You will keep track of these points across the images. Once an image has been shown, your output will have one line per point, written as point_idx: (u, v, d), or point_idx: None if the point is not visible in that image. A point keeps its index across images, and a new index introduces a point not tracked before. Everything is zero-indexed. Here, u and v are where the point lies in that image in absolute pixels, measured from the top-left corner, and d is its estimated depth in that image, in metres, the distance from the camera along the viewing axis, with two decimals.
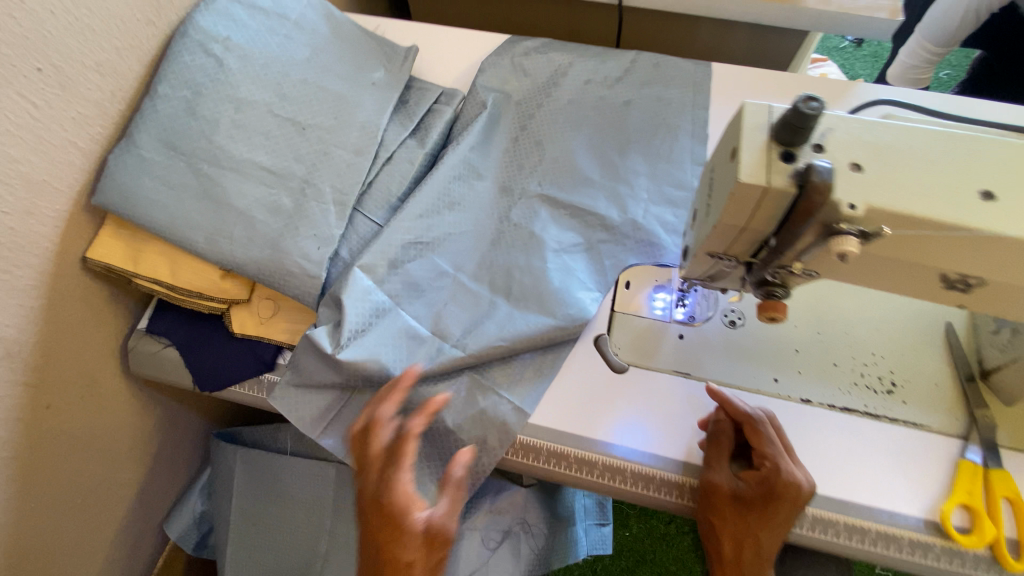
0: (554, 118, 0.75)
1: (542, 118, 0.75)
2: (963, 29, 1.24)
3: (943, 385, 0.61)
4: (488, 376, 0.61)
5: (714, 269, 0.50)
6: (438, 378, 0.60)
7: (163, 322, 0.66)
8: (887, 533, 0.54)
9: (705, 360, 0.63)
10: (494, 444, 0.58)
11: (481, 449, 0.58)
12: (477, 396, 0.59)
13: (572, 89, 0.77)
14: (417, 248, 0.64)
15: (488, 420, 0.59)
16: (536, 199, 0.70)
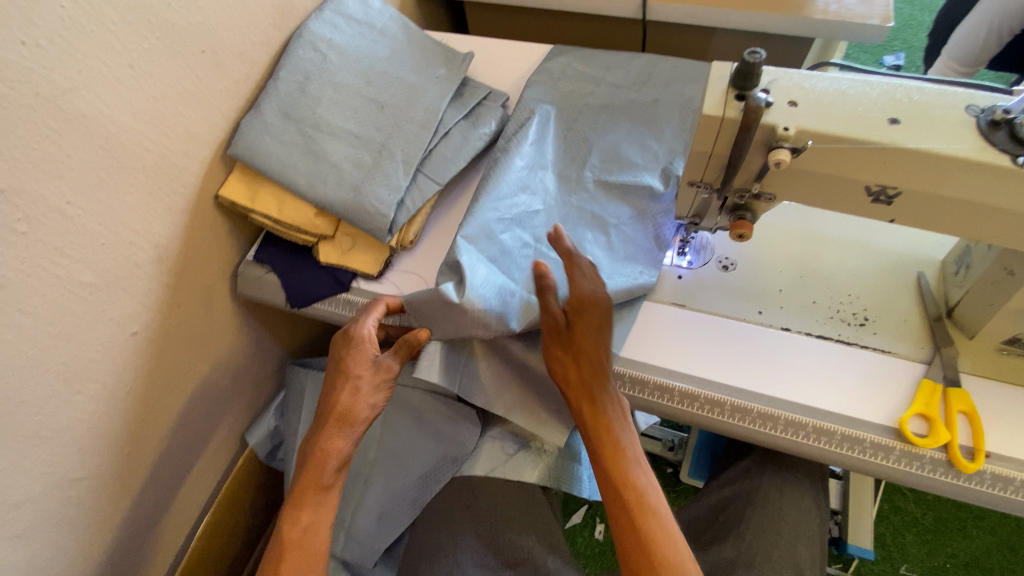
0: (593, 117, 0.80)
1: (586, 117, 0.80)
2: (987, 50, 1.30)
3: (912, 320, 0.69)
4: None
5: (697, 201, 0.63)
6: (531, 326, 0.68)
7: (267, 253, 0.85)
8: (850, 435, 0.62)
9: (701, 295, 0.74)
10: None
11: None
12: None
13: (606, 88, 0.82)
14: (506, 223, 0.71)
15: None
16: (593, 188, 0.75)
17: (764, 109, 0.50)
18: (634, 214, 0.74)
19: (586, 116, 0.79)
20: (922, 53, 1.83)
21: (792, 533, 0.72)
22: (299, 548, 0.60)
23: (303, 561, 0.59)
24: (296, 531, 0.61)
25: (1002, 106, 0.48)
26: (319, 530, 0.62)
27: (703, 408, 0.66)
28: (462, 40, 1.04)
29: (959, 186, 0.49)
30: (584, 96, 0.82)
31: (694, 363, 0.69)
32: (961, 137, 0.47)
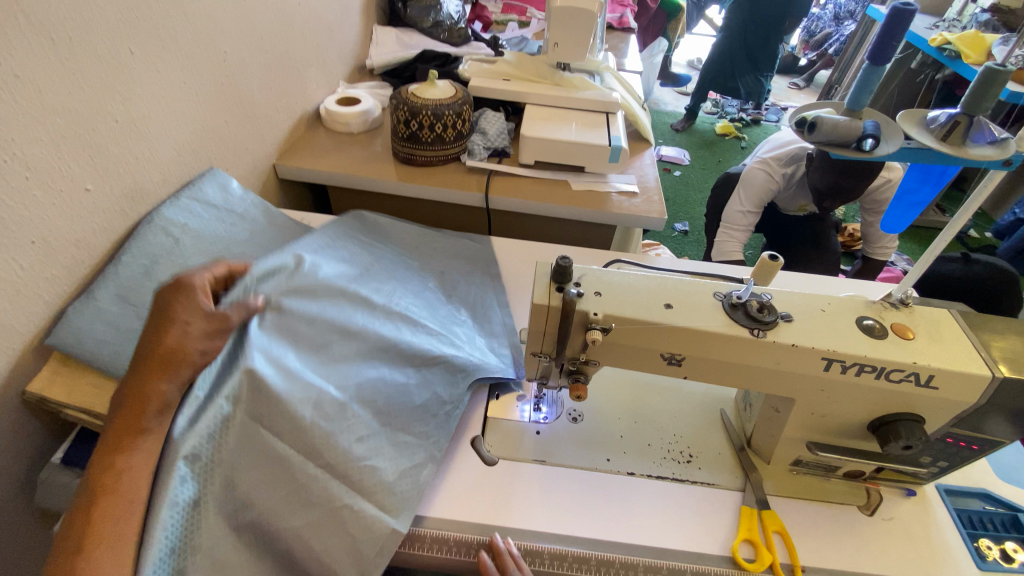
0: (451, 305, 0.96)
1: (443, 304, 0.96)
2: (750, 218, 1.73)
3: (725, 453, 0.83)
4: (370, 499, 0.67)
5: (543, 368, 0.73)
6: (313, 511, 0.64)
7: (80, 453, 0.73)
8: (699, 572, 0.69)
9: (558, 449, 0.81)
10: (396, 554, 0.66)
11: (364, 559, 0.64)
12: (342, 512, 0.65)
13: (455, 283, 1.01)
14: (301, 389, 0.68)
15: (364, 533, 0.65)
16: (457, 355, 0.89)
17: (576, 300, 0.63)
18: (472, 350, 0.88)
19: (443, 302, 0.96)
20: (700, 222, 2.40)
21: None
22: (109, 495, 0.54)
23: (120, 509, 0.55)
24: (102, 478, 0.55)
25: (736, 292, 0.67)
26: (136, 478, 0.56)
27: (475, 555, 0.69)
28: (326, 219, 1.13)
29: (723, 352, 0.64)
30: (437, 286, 0.99)
31: (474, 508, 0.73)
32: (715, 318, 0.64)
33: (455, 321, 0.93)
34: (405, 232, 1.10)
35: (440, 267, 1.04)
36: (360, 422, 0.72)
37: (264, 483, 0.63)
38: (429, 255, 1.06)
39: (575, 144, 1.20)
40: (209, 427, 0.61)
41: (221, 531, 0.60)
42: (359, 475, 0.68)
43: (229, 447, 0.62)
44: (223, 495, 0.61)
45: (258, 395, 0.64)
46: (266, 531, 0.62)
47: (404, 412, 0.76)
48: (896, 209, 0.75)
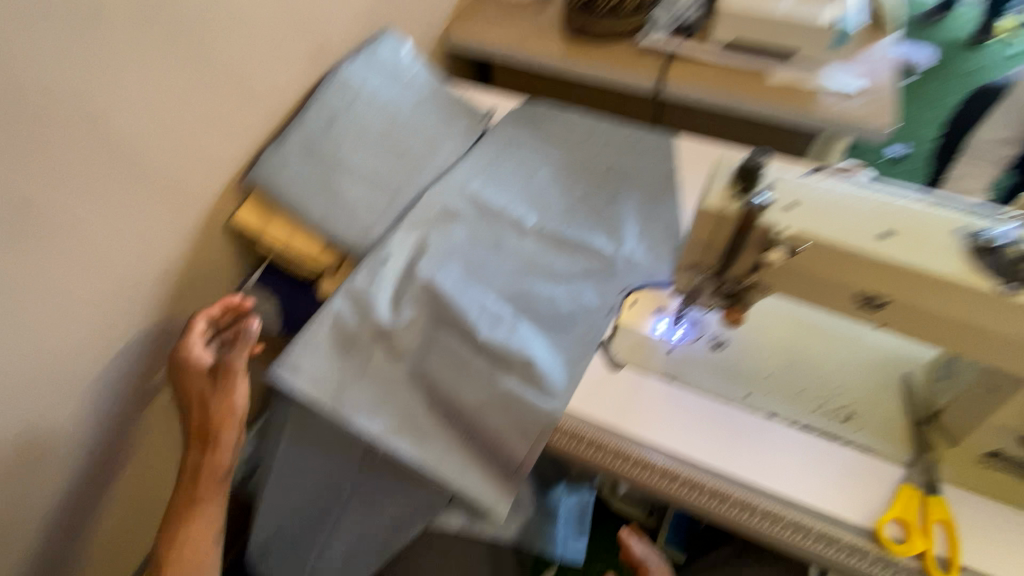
0: (600, 204, 0.91)
1: (592, 203, 0.92)
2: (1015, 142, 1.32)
3: (894, 421, 0.70)
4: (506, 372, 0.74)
5: (694, 285, 0.65)
6: (461, 375, 0.75)
7: (270, 277, 0.86)
8: (827, 533, 0.63)
9: (692, 372, 0.75)
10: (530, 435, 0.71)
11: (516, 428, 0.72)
12: (494, 383, 0.74)
13: (609, 179, 0.94)
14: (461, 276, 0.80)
15: (507, 404, 0.73)
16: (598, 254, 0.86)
17: (760, 210, 0.53)
18: (620, 256, 0.85)
19: (592, 200, 0.92)
20: (925, 150, 1.90)
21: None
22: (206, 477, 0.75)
23: (209, 510, 0.77)
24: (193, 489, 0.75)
25: (988, 233, 0.51)
26: (208, 520, 0.76)
27: (588, 449, 0.71)
28: (486, 95, 1.10)
29: (944, 304, 0.51)
30: (589, 181, 0.94)
31: (590, 400, 0.73)
32: (947, 261, 0.49)
33: (600, 221, 0.89)
34: (569, 120, 1.03)
35: (597, 160, 0.97)
36: (489, 304, 0.79)
37: (419, 341, 0.77)
38: (586, 145, 0.99)
39: (785, 24, 0.97)
40: (364, 290, 0.77)
41: (386, 372, 0.75)
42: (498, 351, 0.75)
43: (377, 313, 0.76)
44: (390, 345, 0.76)
45: (406, 281, 0.79)
46: (429, 383, 0.75)
47: (541, 306, 0.80)
48: None
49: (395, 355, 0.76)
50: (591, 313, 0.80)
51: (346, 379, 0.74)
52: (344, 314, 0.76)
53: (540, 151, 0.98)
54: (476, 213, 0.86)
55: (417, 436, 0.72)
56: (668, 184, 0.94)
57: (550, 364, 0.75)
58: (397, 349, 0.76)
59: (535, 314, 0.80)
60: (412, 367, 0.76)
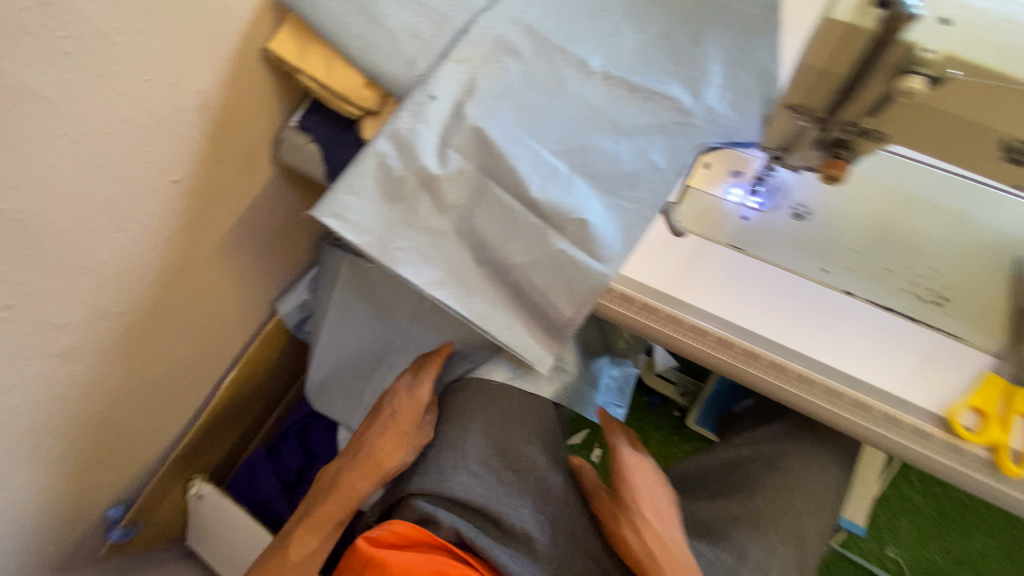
0: (679, 45, 0.77)
1: (670, 42, 0.77)
2: None
3: (996, 309, 0.62)
4: (559, 233, 0.69)
5: (789, 133, 0.55)
6: (511, 235, 0.70)
7: (310, 121, 0.81)
8: (891, 415, 0.58)
9: (763, 243, 0.68)
10: (582, 297, 0.68)
11: (568, 290, 0.69)
12: (545, 243, 0.69)
13: (693, 14, 0.78)
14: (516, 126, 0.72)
15: (560, 265, 0.69)
16: (670, 105, 0.74)
17: (918, 23, 0.41)
18: (696, 113, 0.74)
19: (671, 39, 0.77)
20: None
21: (808, 504, 0.64)
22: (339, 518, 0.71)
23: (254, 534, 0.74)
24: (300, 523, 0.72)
25: None
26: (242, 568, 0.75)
27: (639, 313, 0.68)
28: None
29: None
30: (670, 15, 0.79)
31: (648, 266, 0.68)
32: None
33: (677, 68, 0.76)
34: None
35: None
36: (544, 159, 0.71)
37: (467, 192, 0.71)
38: None
39: None
40: (411, 135, 0.69)
41: (432, 225, 0.71)
42: (553, 208, 0.69)
43: (423, 158, 0.69)
44: (438, 196, 0.70)
45: (453, 126, 0.71)
46: (477, 240, 0.71)
47: (603, 165, 0.72)
48: None
49: (440, 205, 0.71)
50: (655, 176, 0.72)
51: (389, 230, 0.70)
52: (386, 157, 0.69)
53: None
54: (535, 52, 0.74)
55: (468, 292, 0.71)
56: (766, 23, 0.78)
57: (608, 226, 0.69)
58: (444, 202, 0.71)
59: (593, 171, 0.72)
60: (461, 222, 0.72)
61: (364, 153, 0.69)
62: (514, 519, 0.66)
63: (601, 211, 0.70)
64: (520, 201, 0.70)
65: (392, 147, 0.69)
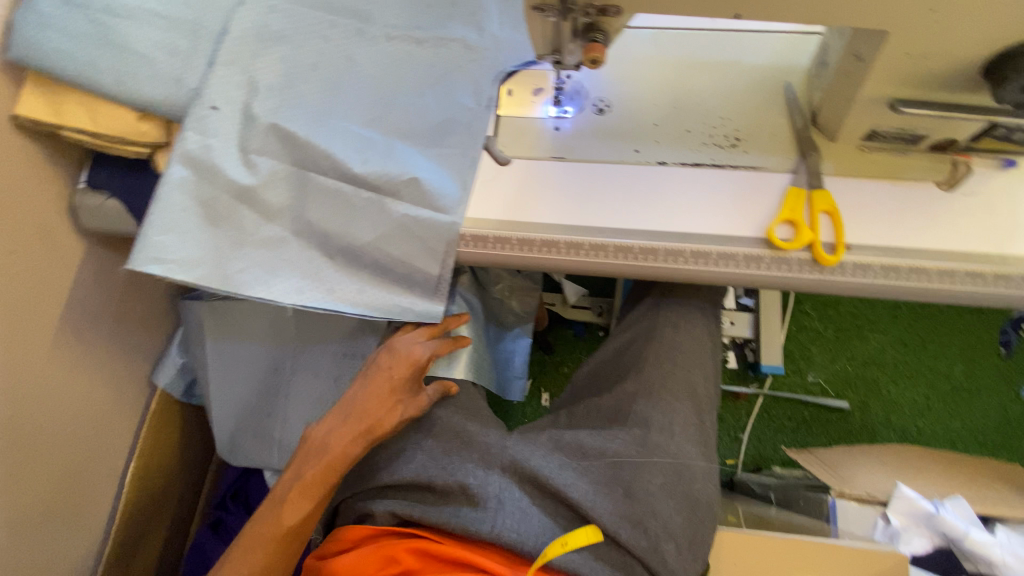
0: None
1: None
2: None
3: (782, 131, 0.70)
4: (393, 198, 0.69)
5: (550, 31, 0.58)
6: (349, 217, 0.69)
7: (100, 177, 0.74)
8: (725, 253, 0.65)
9: (579, 145, 0.72)
10: (439, 250, 0.69)
11: (427, 249, 0.69)
12: (388, 211, 0.68)
13: None
14: (310, 109, 0.70)
15: (411, 230, 0.69)
16: (456, 44, 0.75)
17: None
18: (483, 44, 0.76)
19: None
20: None
21: (687, 358, 0.72)
22: (327, 467, 0.68)
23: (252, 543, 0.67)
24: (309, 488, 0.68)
25: None
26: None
27: (495, 247, 0.68)
28: None
29: None
30: None
31: (488, 204, 0.70)
32: None
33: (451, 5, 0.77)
34: None
35: None
36: (353, 133, 0.70)
37: (289, 191, 0.69)
38: None
39: None
40: (205, 153, 0.66)
41: (266, 235, 0.69)
42: (379, 176, 0.68)
43: (229, 174, 0.66)
44: (262, 204, 0.68)
45: (248, 131, 0.68)
46: (317, 232, 0.69)
47: (414, 121, 0.72)
48: None
49: (266, 213, 0.69)
50: (465, 116, 0.73)
51: (222, 254, 0.67)
52: (189, 183, 0.66)
53: None
54: (306, 32, 0.72)
55: (327, 283, 0.69)
56: None
57: (438, 175, 0.70)
58: (268, 207, 0.68)
59: (406, 130, 0.72)
60: (294, 220, 0.69)
61: (161, 184, 0.65)
62: (446, 478, 0.66)
63: (426, 164, 0.70)
64: (344, 179, 0.68)
65: (191, 171, 0.66)
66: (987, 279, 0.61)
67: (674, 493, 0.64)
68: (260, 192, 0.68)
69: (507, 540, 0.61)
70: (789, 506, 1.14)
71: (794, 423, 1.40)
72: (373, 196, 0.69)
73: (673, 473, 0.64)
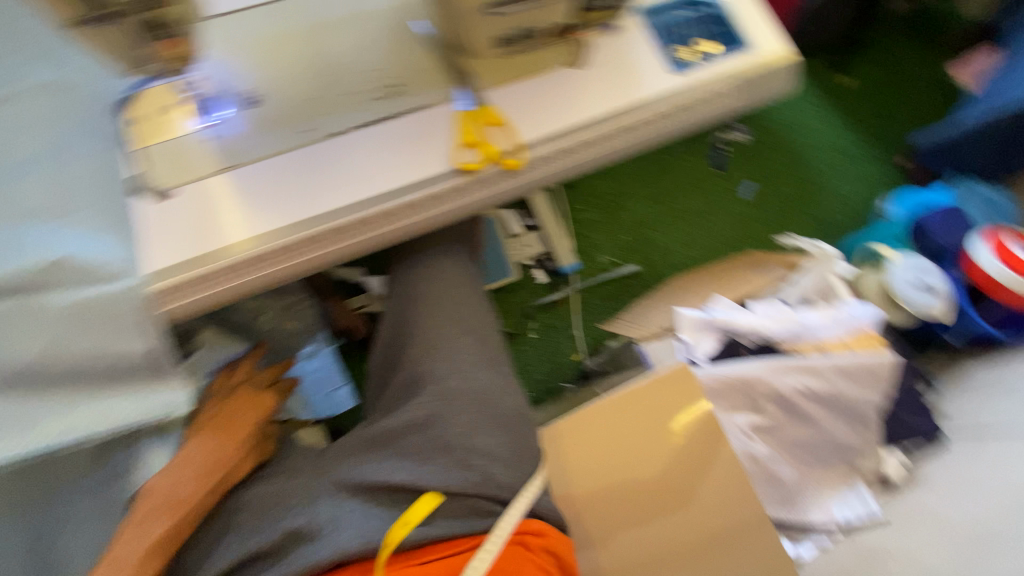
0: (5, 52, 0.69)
1: None
2: None
3: (431, 65, 0.72)
4: (44, 292, 0.60)
5: (115, 39, 0.51)
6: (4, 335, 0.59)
7: None
8: (430, 195, 0.67)
9: (243, 147, 0.66)
10: (138, 318, 0.59)
11: (117, 325, 0.60)
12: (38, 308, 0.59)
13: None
14: None
15: (86, 314, 0.59)
16: (46, 101, 0.67)
17: None
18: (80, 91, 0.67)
19: None
20: None
21: (446, 299, 0.77)
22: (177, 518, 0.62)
23: None
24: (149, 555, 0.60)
25: None
26: None
27: (203, 288, 0.62)
28: None
29: None
30: None
31: (173, 248, 0.61)
32: None
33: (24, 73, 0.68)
34: None
35: None
36: None
37: None
38: None
39: None
40: None
41: None
42: (16, 276, 0.59)
43: None
44: None
45: None
46: None
47: (34, 204, 0.63)
48: None
49: None
50: (93, 172, 0.64)
51: None
52: None
53: None
54: None
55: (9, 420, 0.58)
56: None
57: (90, 243, 0.61)
58: None
59: (33, 215, 0.62)
60: None
61: None
62: (271, 536, 0.60)
63: (72, 240, 0.61)
64: None
65: None
66: (630, 129, 0.74)
67: (486, 419, 0.68)
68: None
69: (350, 552, 0.58)
70: (624, 369, 1.29)
71: (607, 301, 1.58)
72: (22, 300, 0.59)
73: (477, 402, 0.68)
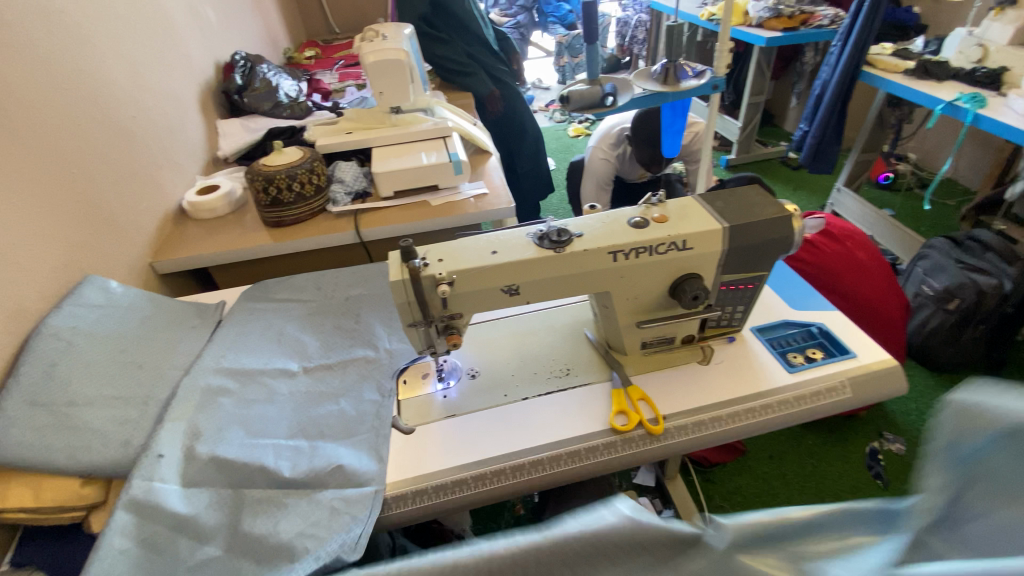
0: (337, 323, 1.12)
1: (333, 325, 1.11)
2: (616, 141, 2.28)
3: (593, 358, 1.02)
4: (317, 490, 0.81)
5: (423, 337, 0.87)
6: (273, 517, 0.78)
7: (29, 550, 0.79)
8: (590, 445, 0.87)
9: (463, 402, 0.96)
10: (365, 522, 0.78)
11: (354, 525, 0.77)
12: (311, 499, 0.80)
13: (336, 301, 1.18)
14: (245, 438, 0.87)
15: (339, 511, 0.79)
16: (360, 359, 1.04)
17: (422, 269, 0.80)
18: (376, 354, 1.05)
19: (334, 324, 1.11)
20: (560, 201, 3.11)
21: None
22: None
23: None
24: None
25: (539, 229, 0.86)
26: None
27: (414, 502, 0.82)
28: (213, 293, 1.25)
29: (540, 272, 0.83)
30: (321, 309, 1.16)
31: (406, 466, 0.86)
32: (527, 249, 0.83)
33: (347, 338, 1.09)
34: (296, 281, 1.23)
35: (328, 297, 1.19)
36: (282, 445, 0.87)
37: (214, 507, 0.79)
38: (313, 291, 1.21)
39: (423, 168, 1.44)
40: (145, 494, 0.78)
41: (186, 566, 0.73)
42: (311, 474, 0.82)
43: (171, 507, 0.77)
44: (201, 523, 0.77)
45: (187, 468, 0.83)
46: (244, 535, 0.76)
47: (324, 425, 0.91)
48: (666, 113, 1.28)
49: (201, 537, 0.76)
50: (369, 414, 0.93)
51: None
52: (130, 528, 0.74)
53: (279, 313, 1.14)
54: (241, 384, 0.97)
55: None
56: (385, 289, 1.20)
57: (359, 458, 0.85)
58: (198, 526, 0.77)
59: (325, 435, 0.89)
60: (228, 534, 0.77)
61: (106, 531, 0.73)
62: None
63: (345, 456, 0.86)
64: (276, 484, 0.82)
65: (136, 509, 0.76)
66: (761, 409, 0.91)
67: None
68: (198, 515, 0.77)
69: None
70: None
71: None
72: (301, 494, 0.81)
73: None
